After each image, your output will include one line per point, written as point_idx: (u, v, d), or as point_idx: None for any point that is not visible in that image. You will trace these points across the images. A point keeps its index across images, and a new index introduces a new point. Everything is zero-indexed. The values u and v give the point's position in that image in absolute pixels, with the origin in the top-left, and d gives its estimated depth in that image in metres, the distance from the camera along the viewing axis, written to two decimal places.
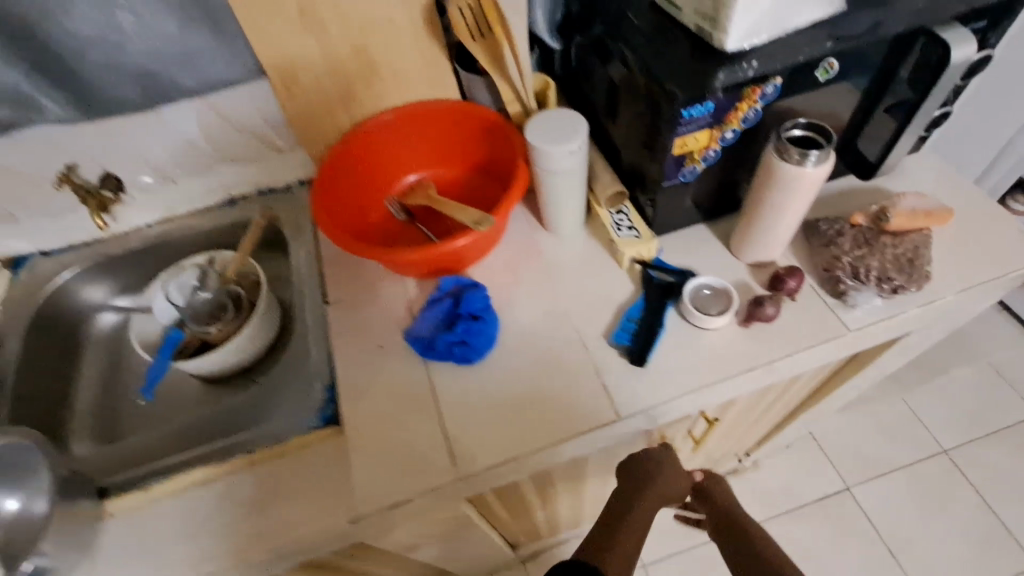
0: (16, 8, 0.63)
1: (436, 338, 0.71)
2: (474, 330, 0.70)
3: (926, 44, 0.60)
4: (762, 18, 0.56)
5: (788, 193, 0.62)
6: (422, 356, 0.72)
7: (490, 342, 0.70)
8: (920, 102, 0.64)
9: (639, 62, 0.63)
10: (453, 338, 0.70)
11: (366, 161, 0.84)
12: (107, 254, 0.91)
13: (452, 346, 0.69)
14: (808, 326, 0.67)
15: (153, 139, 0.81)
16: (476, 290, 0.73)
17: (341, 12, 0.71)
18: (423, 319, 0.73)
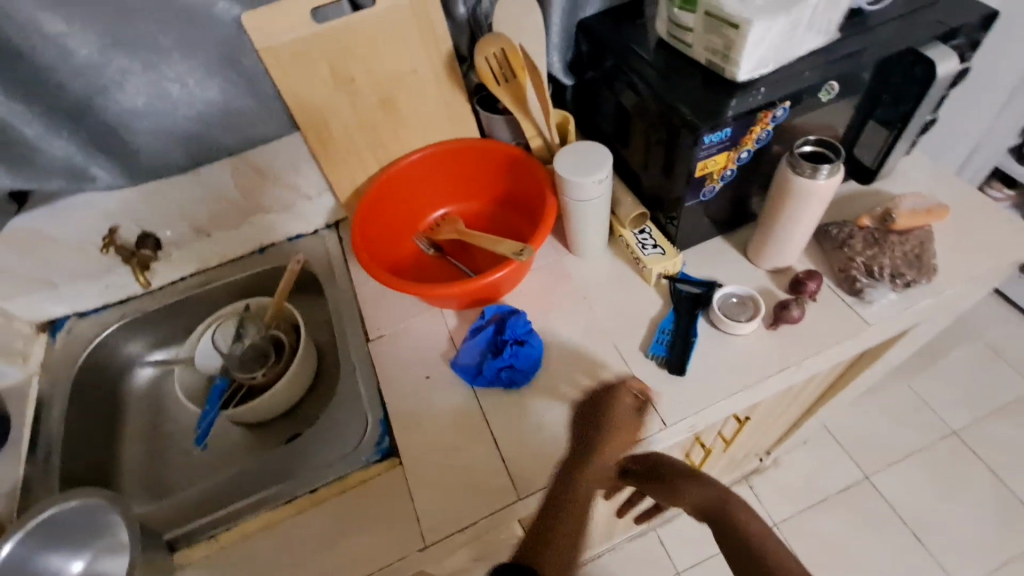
0: (70, 86, 0.66)
1: (483, 364, 0.74)
2: (520, 355, 0.73)
3: (913, 62, 0.67)
4: (769, 51, 0.62)
5: (803, 205, 0.67)
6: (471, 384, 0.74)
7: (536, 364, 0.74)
8: (912, 113, 0.70)
9: (655, 96, 0.68)
10: (501, 364, 0.72)
11: (394, 202, 0.88)
12: (145, 309, 0.93)
13: (499, 372, 0.73)
14: (832, 324, 0.72)
15: (191, 196, 0.84)
16: (518, 316, 0.76)
17: (369, 68, 0.78)
18: (467, 349, 0.76)
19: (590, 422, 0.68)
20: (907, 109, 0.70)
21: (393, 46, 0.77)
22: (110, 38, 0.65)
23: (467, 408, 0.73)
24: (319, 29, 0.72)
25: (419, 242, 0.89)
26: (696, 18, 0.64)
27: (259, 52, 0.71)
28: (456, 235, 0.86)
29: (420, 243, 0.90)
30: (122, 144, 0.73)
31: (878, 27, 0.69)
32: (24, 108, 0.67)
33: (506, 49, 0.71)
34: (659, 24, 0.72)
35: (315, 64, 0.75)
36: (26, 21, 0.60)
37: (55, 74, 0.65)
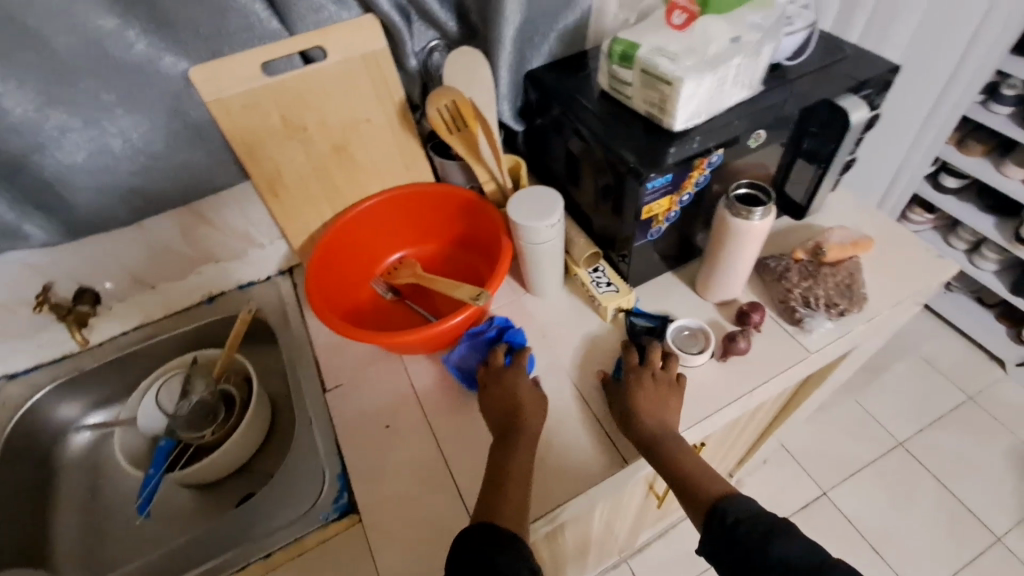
0: (4, 146, 0.63)
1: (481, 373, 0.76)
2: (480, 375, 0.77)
3: (831, 111, 0.73)
4: (701, 104, 0.66)
5: (742, 243, 0.71)
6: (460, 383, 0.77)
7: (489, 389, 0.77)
8: (834, 155, 0.76)
9: (599, 142, 0.72)
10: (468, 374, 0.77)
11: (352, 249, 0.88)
12: (82, 368, 0.88)
13: None
14: (778, 354, 0.75)
15: (135, 249, 0.82)
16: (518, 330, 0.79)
17: (321, 117, 0.80)
18: (463, 351, 0.77)
19: (503, 409, 0.69)
20: (829, 151, 0.77)
21: (346, 96, 0.80)
22: (48, 95, 0.63)
23: (429, 459, 0.71)
24: (270, 82, 0.74)
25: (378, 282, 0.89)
26: (633, 74, 0.68)
27: (206, 106, 0.72)
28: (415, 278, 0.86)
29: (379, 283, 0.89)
30: (60, 201, 0.70)
31: (798, 79, 0.75)
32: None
33: (457, 100, 0.73)
34: (601, 77, 0.76)
35: (267, 115, 0.76)
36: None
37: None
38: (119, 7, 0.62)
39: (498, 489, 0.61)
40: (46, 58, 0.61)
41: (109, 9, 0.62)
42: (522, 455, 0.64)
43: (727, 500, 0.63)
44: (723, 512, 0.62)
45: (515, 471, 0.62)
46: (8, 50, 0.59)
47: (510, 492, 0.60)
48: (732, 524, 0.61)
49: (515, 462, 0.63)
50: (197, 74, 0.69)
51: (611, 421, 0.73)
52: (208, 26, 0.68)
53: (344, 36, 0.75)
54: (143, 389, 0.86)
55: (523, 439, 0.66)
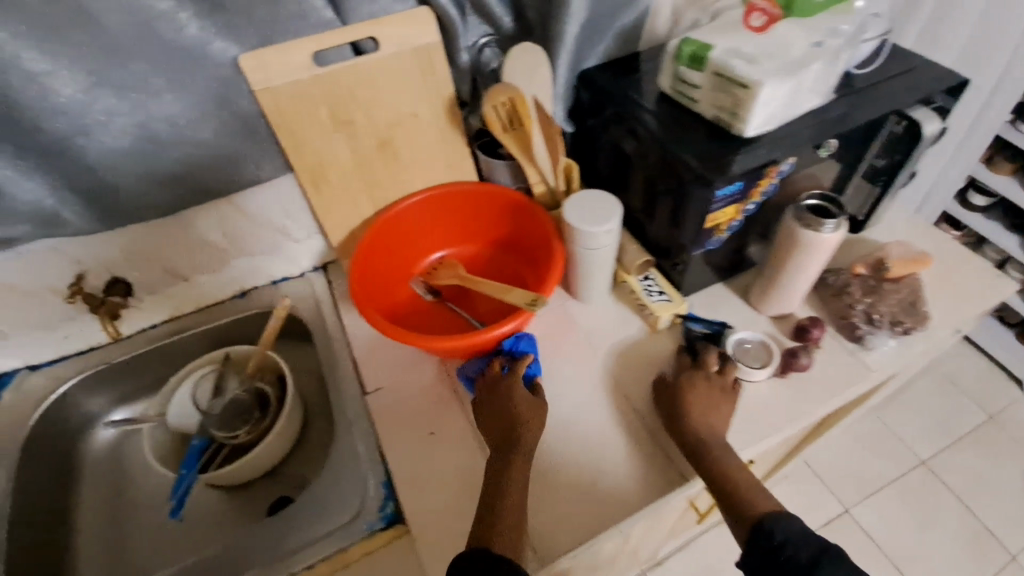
0: (51, 128, 0.60)
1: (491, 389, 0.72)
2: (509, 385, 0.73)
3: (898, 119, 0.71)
4: (776, 110, 0.63)
5: (810, 254, 0.69)
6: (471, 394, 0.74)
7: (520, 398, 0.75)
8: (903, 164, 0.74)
9: (662, 146, 0.69)
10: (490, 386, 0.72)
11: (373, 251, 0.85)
12: (109, 361, 0.84)
13: None
14: (838, 371, 0.73)
15: (172, 241, 0.79)
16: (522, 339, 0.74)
17: (369, 111, 0.77)
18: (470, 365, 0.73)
19: (502, 421, 0.66)
20: (897, 160, 0.74)
21: (395, 89, 0.77)
22: (98, 77, 0.59)
23: (476, 469, 0.69)
24: (320, 72, 0.71)
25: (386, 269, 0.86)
26: (703, 76, 0.65)
27: (254, 94, 0.69)
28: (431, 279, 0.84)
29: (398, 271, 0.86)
30: (103, 187, 0.67)
31: (868, 89, 0.72)
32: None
33: (515, 98, 0.70)
34: (662, 79, 0.73)
35: (315, 107, 0.74)
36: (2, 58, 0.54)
37: (30, 114, 0.58)
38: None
39: (495, 510, 0.58)
40: (96, 36, 0.57)
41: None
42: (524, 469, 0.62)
43: (775, 519, 0.58)
44: (770, 532, 0.57)
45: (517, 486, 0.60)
46: (59, 27, 0.55)
47: (506, 516, 0.57)
48: (779, 544, 0.56)
49: (514, 482, 0.60)
50: (247, 61, 0.67)
51: (666, 436, 0.70)
52: (262, 11, 0.65)
53: (397, 26, 0.72)
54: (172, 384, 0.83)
55: (519, 455, 0.63)
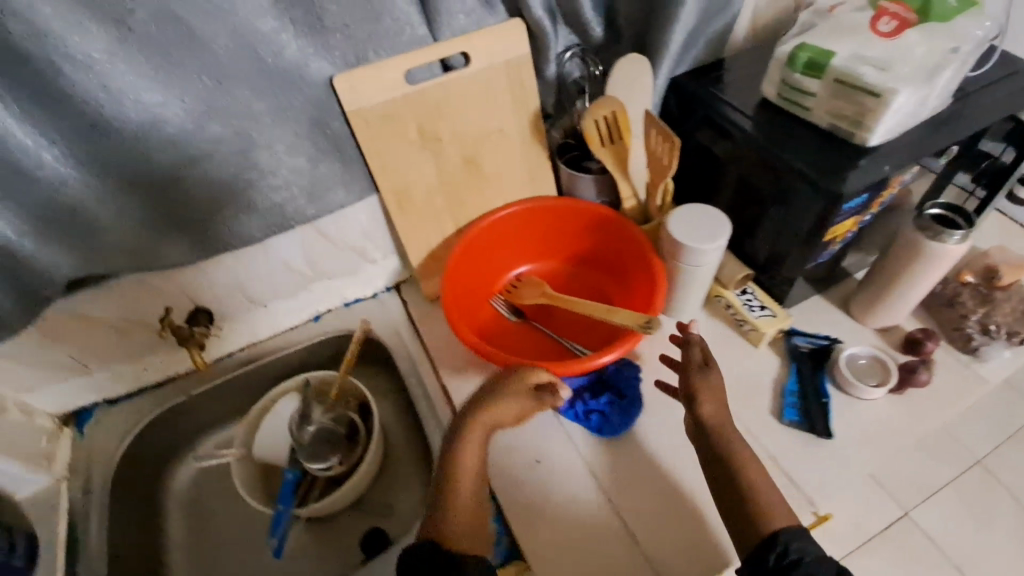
0: (156, 161, 0.57)
1: (581, 400, 0.74)
2: (617, 406, 0.73)
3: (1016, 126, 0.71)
4: (903, 118, 0.61)
5: (931, 266, 0.67)
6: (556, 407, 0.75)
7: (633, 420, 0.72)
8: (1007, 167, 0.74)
9: (775, 158, 0.66)
10: (594, 408, 0.73)
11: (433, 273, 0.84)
12: (188, 393, 0.82)
13: (589, 414, 0.73)
14: (956, 385, 0.71)
15: (252, 268, 0.76)
16: (622, 370, 0.76)
17: (456, 128, 0.74)
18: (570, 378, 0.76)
19: (475, 399, 0.65)
20: (1000, 163, 0.74)
21: (483, 105, 0.74)
22: (207, 106, 0.56)
23: (593, 500, 0.67)
24: (411, 90, 0.69)
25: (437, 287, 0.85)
26: (821, 84, 0.62)
27: (347, 115, 0.66)
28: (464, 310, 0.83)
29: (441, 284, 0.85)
30: (203, 217, 0.63)
31: (989, 89, 0.68)
32: (98, 186, 0.56)
33: (618, 111, 0.68)
34: (766, 86, 0.70)
35: (404, 126, 0.71)
36: (116, 89, 0.50)
37: (141, 147, 0.55)
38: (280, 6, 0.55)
39: (446, 500, 0.59)
40: (205, 61, 0.53)
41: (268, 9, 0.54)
42: (472, 449, 0.62)
43: (792, 534, 0.53)
44: (785, 549, 0.53)
45: (466, 476, 0.61)
46: (169, 53, 0.51)
47: (455, 504, 0.59)
48: (792, 563, 0.52)
49: (463, 464, 0.61)
50: (342, 81, 0.63)
51: (786, 459, 0.68)
52: (360, 30, 0.61)
53: (490, 40, 0.69)
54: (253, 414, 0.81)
55: (472, 434, 0.62)
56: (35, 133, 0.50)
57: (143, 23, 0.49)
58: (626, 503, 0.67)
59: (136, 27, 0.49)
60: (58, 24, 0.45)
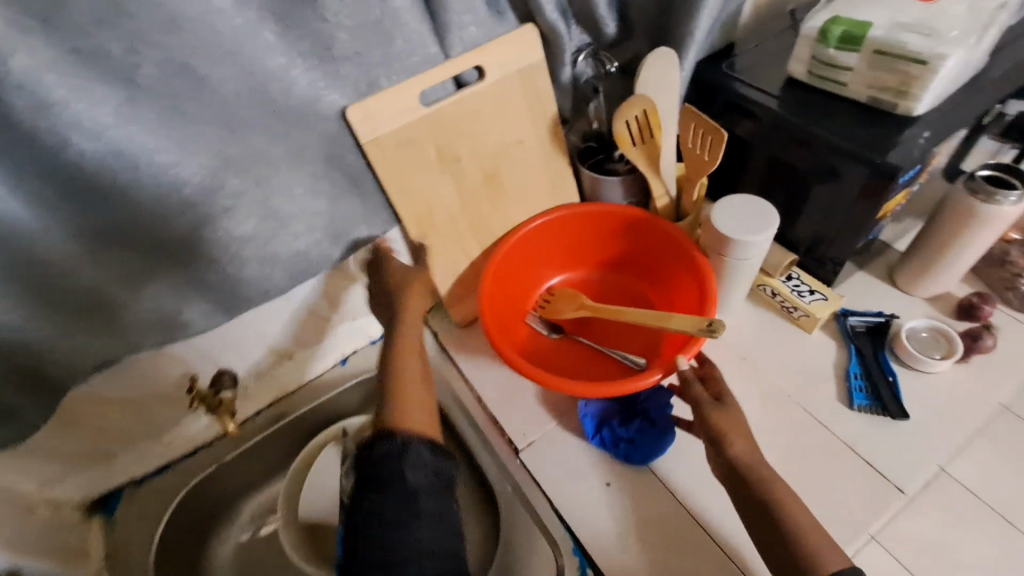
0: (172, 226, 0.52)
1: (608, 428, 0.71)
2: (649, 433, 0.70)
3: None
4: (948, 83, 0.59)
5: (985, 230, 0.65)
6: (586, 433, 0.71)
7: (664, 449, 0.69)
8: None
9: (816, 138, 0.64)
10: (623, 435, 0.70)
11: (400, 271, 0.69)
12: (221, 462, 0.79)
13: (618, 441, 0.69)
14: (1018, 346, 0.70)
15: (272, 321, 0.72)
16: (658, 398, 0.72)
17: (474, 145, 0.70)
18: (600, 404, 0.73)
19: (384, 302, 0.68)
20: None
21: (500, 118, 0.70)
22: (220, 158, 0.51)
23: (674, 517, 0.66)
24: (427, 111, 0.64)
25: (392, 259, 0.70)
26: (860, 57, 0.60)
27: (362, 146, 0.61)
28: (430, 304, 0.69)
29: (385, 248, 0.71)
30: (226, 277, 0.59)
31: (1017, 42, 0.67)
32: (117, 258, 0.51)
33: (649, 109, 0.65)
34: (793, 64, 0.68)
35: (422, 150, 0.66)
36: (130, 153, 0.46)
37: (160, 210, 0.50)
38: (290, 41, 0.50)
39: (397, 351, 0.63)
40: (218, 110, 0.49)
41: (278, 45, 0.49)
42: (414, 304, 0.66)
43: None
44: None
45: (408, 354, 0.63)
46: (182, 107, 0.47)
47: (403, 346, 0.63)
48: None
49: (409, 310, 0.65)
50: (354, 110, 0.58)
51: (865, 446, 0.66)
52: (371, 56, 0.56)
53: (504, 50, 0.65)
54: (301, 464, 0.81)
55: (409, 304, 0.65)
56: (39, 214, 0.45)
57: (151, 78, 0.44)
58: (709, 516, 0.65)
59: (143, 83, 0.44)
60: (62, 92, 0.40)
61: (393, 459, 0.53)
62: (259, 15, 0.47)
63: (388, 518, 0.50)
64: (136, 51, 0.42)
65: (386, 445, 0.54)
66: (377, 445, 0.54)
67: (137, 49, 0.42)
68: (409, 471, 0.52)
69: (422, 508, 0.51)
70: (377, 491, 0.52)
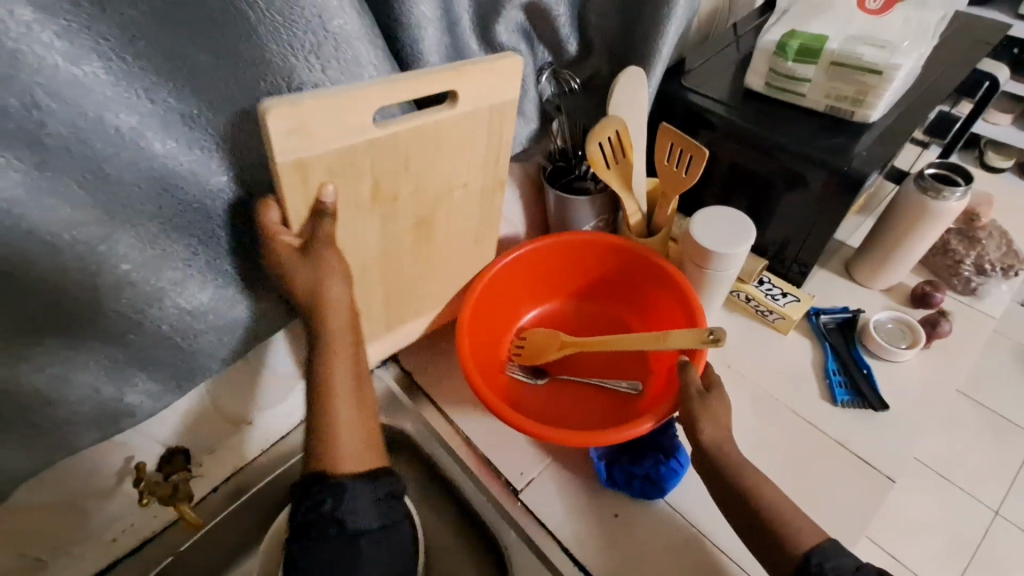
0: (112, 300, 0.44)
1: (620, 468, 0.67)
2: (664, 467, 0.65)
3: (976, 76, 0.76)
4: (897, 88, 0.63)
5: (936, 225, 0.70)
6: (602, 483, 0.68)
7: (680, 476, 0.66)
8: (954, 116, 0.82)
9: (781, 147, 0.66)
10: (638, 473, 0.66)
11: (298, 267, 0.50)
12: (176, 552, 0.68)
13: (635, 479, 0.66)
14: (966, 327, 0.76)
15: (230, 389, 0.65)
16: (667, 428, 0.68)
17: (417, 184, 0.58)
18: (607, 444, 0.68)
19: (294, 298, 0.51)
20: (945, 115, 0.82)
21: (456, 155, 0.58)
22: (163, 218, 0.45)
23: (687, 541, 0.65)
24: (377, 133, 0.50)
25: (280, 240, 0.49)
26: (818, 69, 0.63)
27: (276, 170, 0.46)
28: (352, 328, 0.54)
29: (264, 214, 0.49)
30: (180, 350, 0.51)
31: (937, 55, 0.73)
32: (39, 350, 0.43)
33: (622, 130, 0.65)
34: (750, 78, 0.69)
35: (358, 183, 0.52)
36: (46, 229, 0.39)
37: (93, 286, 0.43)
38: (250, 116, 0.45)
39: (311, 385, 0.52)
40: (148, 168, 0.42)
41: (241, 113, 0.44)
42: (339, 313, 0.52)
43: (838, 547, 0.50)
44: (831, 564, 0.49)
45: (339, 379, 0.53)
46: (102, 166, 0.39)
47: (331, 377, 0.52)
48: None
49: (335, 337, 0.52)
50: (273, 114, 0.42)
51: (852, 438, 0.68)
52: None
53: (487, 81, 0.54)
54: (271, 542, 0.71)
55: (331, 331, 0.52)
56: None
57: (64, 137, 0.37)
58: (719, 531, 0.65)
59: (52, 143, 0.36)
60: None
61: (329, 504, 0.49)
62: (216, 80, 0.42)
63: (326, 563, 0.49)
64: (39, 105, 0.35)
65: (321, 495, 0.50)
66: (309, 490, 0.50)
67: (42, 101, 0.35)
68: (348, 515, 0.49)
69: (360, 553, 0.49)
70: (311, 542, 0.49)
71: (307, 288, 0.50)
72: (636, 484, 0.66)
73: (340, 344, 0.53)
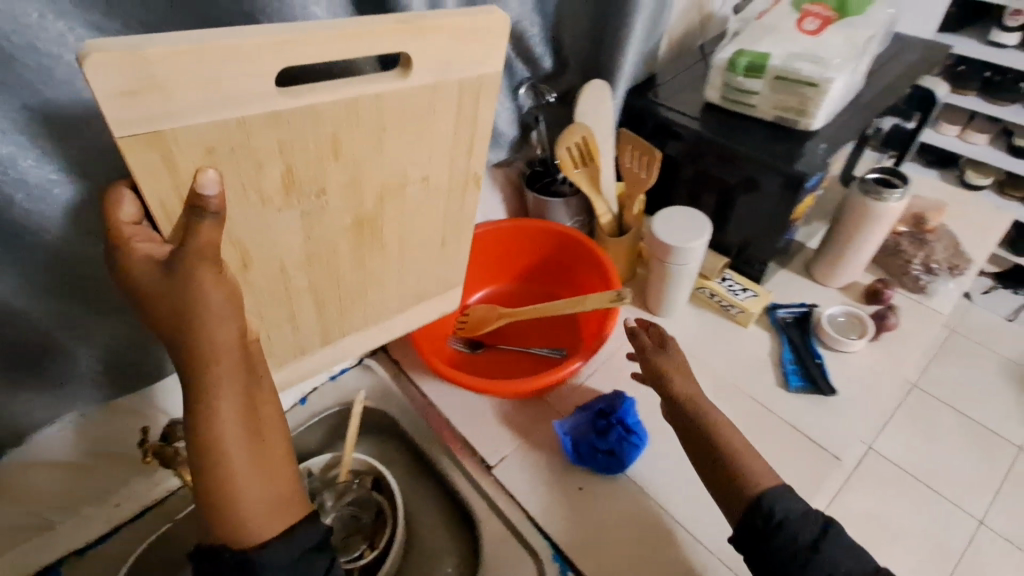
0: None
1: (586, 442, 0.73)
2: (627, 443, 0.72)
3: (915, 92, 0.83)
4: (835, 99, 0.70)
5: (879, 225, 0.75)
6: (569, 460, 0.73)
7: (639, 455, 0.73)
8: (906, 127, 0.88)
9: (735, 151, 0.72)
10: (603, 447, 0.72)
11: (166, 293, 0.37)
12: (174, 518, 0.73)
13: (598, 454, 0.72)
14: (915, 321, 0.81)
15: None
16: (627, 402, 0.76)
17: (352, 172, 0.44)
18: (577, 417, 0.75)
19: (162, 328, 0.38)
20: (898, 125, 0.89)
21: (404, 138, 0.45)
22: None
23: (645, 514, 0.69)
24: (281, 102, 0.37)
25: (138, 247, 0.38)
26: (765, 82, 0.70)
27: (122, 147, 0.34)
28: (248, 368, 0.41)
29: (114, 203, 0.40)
30: None
31: (879, 73, 0.80)
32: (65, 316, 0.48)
33: (588, 135, 0.73)
34: (708, 91, 0.76)
35: (259, 169, 0.39)
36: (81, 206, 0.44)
37: None
38: None
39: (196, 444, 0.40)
40: None
41: None
42: (231, 349, 0.39)
43: (777, 498, 0.55)
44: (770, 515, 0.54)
45: (238, 436, 0.41)
46: None
47: (225, 436, 0.40)
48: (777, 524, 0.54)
49: (225, 385, 0.40)
50: (97, 62, 0.30)
51: (804, 420, 0.73)
52: None
53: (449, 37, 0.40)
54: None
55: (222, 378, 0.39)
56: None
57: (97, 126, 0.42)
58: (676, 505, 0.70)
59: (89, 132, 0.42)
60: (8, 148, 0.39)
61: None
62: None
63: None
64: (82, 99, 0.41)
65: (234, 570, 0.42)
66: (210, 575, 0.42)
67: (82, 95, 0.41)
68: None
69: None
70: None
71: (181, 314, 0.37)
72: (597, 459, 0.72)
73: (234, 391, 0.40)
